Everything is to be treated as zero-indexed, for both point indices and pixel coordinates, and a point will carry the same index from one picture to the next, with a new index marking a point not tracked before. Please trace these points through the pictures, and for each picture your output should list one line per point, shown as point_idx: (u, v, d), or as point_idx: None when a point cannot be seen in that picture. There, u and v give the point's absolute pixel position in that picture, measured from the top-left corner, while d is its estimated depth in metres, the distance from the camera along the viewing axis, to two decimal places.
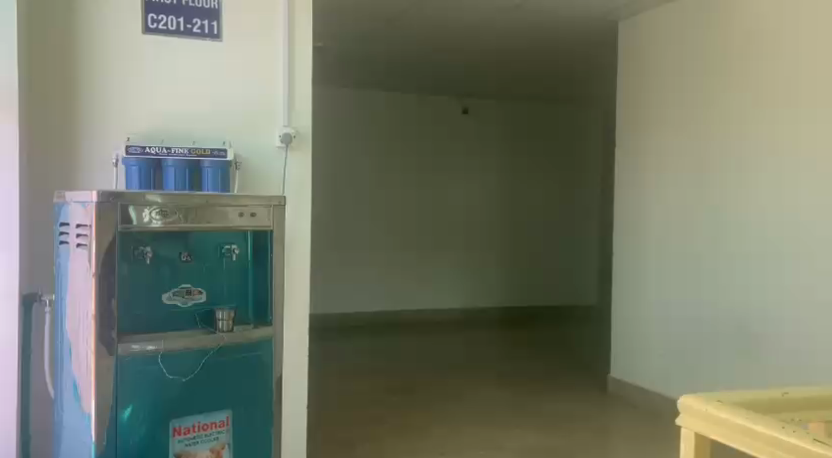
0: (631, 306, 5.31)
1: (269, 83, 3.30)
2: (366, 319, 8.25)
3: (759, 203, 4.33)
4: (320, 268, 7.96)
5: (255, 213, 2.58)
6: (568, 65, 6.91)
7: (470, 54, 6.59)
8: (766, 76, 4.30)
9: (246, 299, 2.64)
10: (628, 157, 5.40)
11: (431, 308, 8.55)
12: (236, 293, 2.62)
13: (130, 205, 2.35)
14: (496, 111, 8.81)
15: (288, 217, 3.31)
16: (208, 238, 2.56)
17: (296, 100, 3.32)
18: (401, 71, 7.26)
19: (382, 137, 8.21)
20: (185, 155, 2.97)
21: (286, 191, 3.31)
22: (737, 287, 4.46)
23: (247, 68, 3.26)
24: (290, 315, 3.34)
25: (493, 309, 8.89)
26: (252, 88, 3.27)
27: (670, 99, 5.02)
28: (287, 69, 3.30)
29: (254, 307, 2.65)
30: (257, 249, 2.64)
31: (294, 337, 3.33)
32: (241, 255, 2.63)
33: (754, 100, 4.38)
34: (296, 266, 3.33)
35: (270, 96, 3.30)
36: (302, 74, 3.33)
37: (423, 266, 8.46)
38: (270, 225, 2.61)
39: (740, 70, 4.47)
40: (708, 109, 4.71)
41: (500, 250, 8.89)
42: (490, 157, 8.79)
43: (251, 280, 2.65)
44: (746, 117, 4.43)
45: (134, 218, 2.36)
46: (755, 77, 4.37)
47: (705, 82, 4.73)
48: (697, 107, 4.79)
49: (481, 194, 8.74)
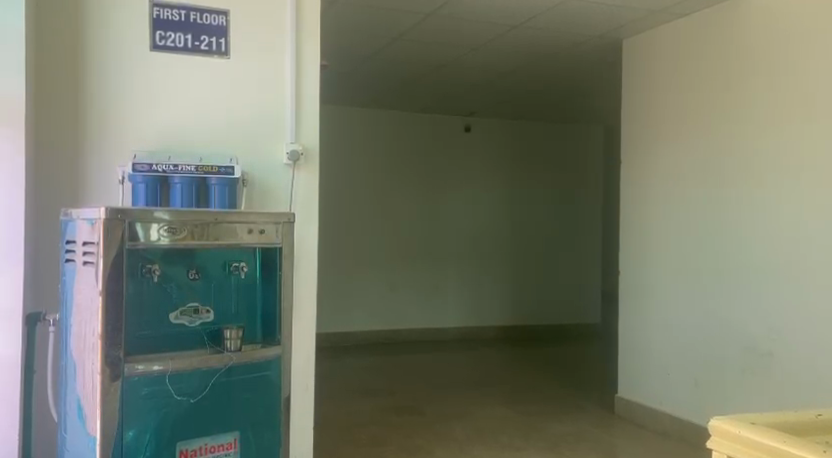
0: (636, 325, 5.26)
1: (276, 99, 3.27)
2: (369, 339, 8.18)
3: (765, 220, 4.29)
4: (322, 287, 7.90)
5: (264, 230, 2.54)
6: (572, 82, 6.91)
7: (473, 71, 6.58)
8: (773, 93, 4.29)
9: (254, 317, 2.60)
10: (633, 174, 5.38)
11: (434, 327, 8.48)
12: (244, 311, 2.58)
13: (137, 222, 2.31)
14: (498, 129, 8.81)
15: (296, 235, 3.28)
16: (216, 255, 2.53)
17: (303, 115, 3.30)
18: (405, 89, 7.25)
19: (385, 155, 8.19)
20: (192, 172, 2.93)
21: (294, 207, 3.28)
22: (744, 304, 4.42)
23: (253, 84, 3.24)
24: (296, 336, 3.29)
25: (496, 328, 8.83)
26: (259, 104, 3.25)
27: (675, 116, 5.00)
28: (293, 85, 3.27)
29: (261, 325, 2.61)
30: (265, 268, 2.60)
31: (301, 357, 3.29)
32: (249, 273, 2.59)
33: (760, 117, 4.36)
34: (304, 283, 3.30)
35: (277, 113, 3.27)
36: (309, 88, 3.31)
37: (427, 284, 8.41)
38: (278, 242, 2.57)
39: (746, 88, 4.46)
40: (713, 126, 4.69)
41: (503, 268, 8.84)
42: (493, 175, 8.77)
43: (259, 298, 2.61)
44: (752, 134, 4.41)
45: (142, 236, 2.32)
46: (761, 94, 4.36)
47: (711, 99, 4.72)
48: (702, 124, 4.77)
49: (483, 212, 8.71)
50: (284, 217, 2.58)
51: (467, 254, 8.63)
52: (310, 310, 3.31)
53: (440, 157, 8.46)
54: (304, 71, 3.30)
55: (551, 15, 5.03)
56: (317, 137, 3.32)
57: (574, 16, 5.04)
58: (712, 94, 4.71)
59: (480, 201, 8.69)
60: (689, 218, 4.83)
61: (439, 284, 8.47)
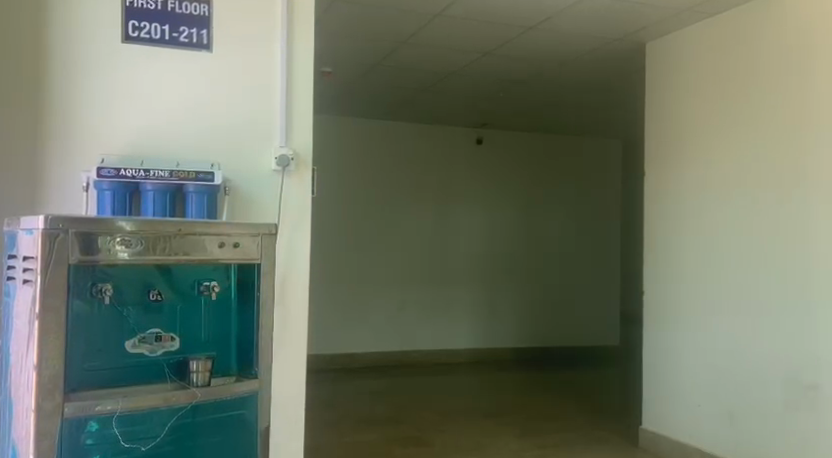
0: (663, 352, 4.94)
1: (265, 99, 2.94)
2: (376, 362, 7.80)
3: (805, 242, 4.02)
4: (327, 307, 7.56)
5: (239, 243, 2.22)
6: (590, 92, 6.57)
7: (485, 80, 6.26)
8: (810, 104, 4.02)
9: (227, 345, 2.29)
10: (661, 187, 5.04)
11: (444, 349, 8.10)
12: (215, 338, 2.27)
13: (90, 234, 1.99)
14: (512, 142, 8.47)
15: (281, 252, 2.94)
16: (185, 273, 2.20)
17: (295, 115, 2.97)
18: (414, 99, 6.93)
19: (392, 168, 7.87)
20: (166, 178, 2.59)
21: (282, 217, 2.95)
22: (784, 333, 4.11)
23: (242, 82, 2.91)
24: (284, 367, 2.94)
25: (509, 350, 8.44)
26: (247, 102, 2.92)
27: (702, 128, 4.71)
28: (285, 83, 2.96)
29: (236, 354, 2.30)
30: (240, 286, 2.30)
31: (290, 389, 2.94)
32: (221, 293, 2.27)
33: (796, 131, 4.09)
34: (294, 306, 2.96)
35: (268, 115, 2.95)
36: (301, 85, 2.99)
37: (437, 303, 8.06)
38: (257, 258, 2.26)
39: (779, 100, 4.20)
40: (744, 139, 4.41)
41: (517, 287, 8.48)
42: (507, 191, 8.42)
43: (233, 322, 2.30)
44: (787, 148, 4.14)
45: (98, 249, 2.01)
46: (797, 104, 4.09)
47: (740, 111, 4.44)
48: (733, 136, 4.49)
49: (498, 228, 8.36)
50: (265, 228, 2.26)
51: (479, 272, 8.26)
52: (300, 337, 2.97)
53: (451, 171, 8.14)
54: (294, 66, 2.98)
55: (569, 16, 4.69)
56: (310, 142, 3.00)
57: (593, 17, 4.69)
58: (743, 104, 4.42)
59: (494, 218, 8.35)
60: (721, 238, 4.53)
61: (450, 304, 8.11)
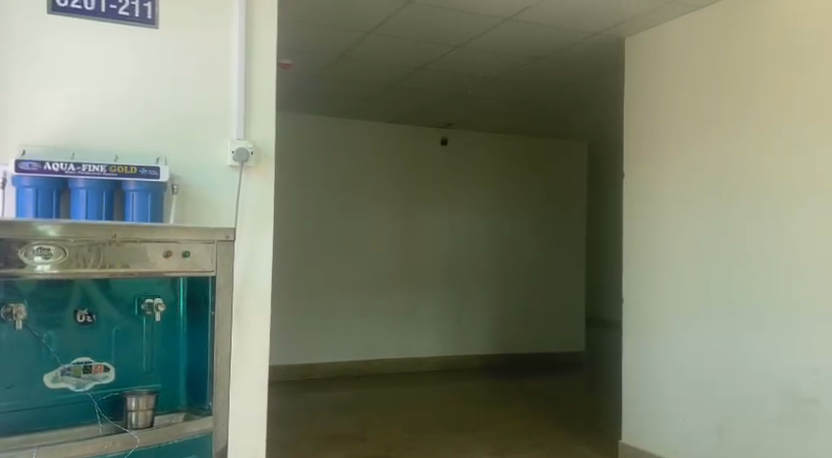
0: (646, 365, 4.66)
1: (218, 87, 2.67)
2: (338, 372, 7.41)
3: (801, 248, 3.80)
4: (285, 315, 7.15)
5: (187, 253, 2.23)
6: (563, 90, 6.31)
7: (454, 76, 5.92)
8: (801, 104, 3.83)
9: (168, 376, 2.38)
10: (642, 189, 4.76)
11: (409, 358, 7.76)
12: (155, 368, 2.36)
13: (16, 246, 1.98)
14: (479, 142, 8.18)
15: (237, 258, 2.70)
16: (122, 298, 2.29)
17: (254, 106, 2.72)
18: (379, 96, 6.58)
19: (355, 169, 7.50)
20: (101, 174, 2.23)
21: (240, 219, 2.70)
22: (779, 343, 3.88)
23: (192, 65, 2.64)
24: (241, 388, 2.71)
25: (476, 358, 8.12)
26: (196, 88, 2.64)
27: (684, 129, 4.48)
28: (243, 70, 2.69)
29: (184, 387, 2.41)
30: (186, 312, 2.39)
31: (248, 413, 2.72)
32: (161, 319, 2.35)
33: (786, 133, 3.90)
34: (251, 319, 2.72)
35: (224, 104, 2.68)
36: (262, 75, 2.73)
37: (402, 310, 7.71)
38: (210, 270, 2.29)
39: (766, 100, 4.00)
40: (729, 141, 4.20)
41: (484, 293, 8.18)
42: (473, 193, 8.12)
43: (175, 351, 2.39)
44: (775, 151, 3.95)
45: (22, 261, 1.99)
46: (786, 105, 3.90)
47: (726, 110, 4.22)
48: (718, 138, 4.27)
49: (463, 233, 8.06)
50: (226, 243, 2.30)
51: (445, 277, 7.95)
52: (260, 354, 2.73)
53: (416, 173, 7.80)
54: (254, 53, 2.73)
55: (547, 8, 4.41)
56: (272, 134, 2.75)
57: (572, 9, 4.42)
58: (728, 105, 4.21)
59: (460, 221, 8.04)
60: (709, 244, 4.28)
61: (415, 311, 7.78)
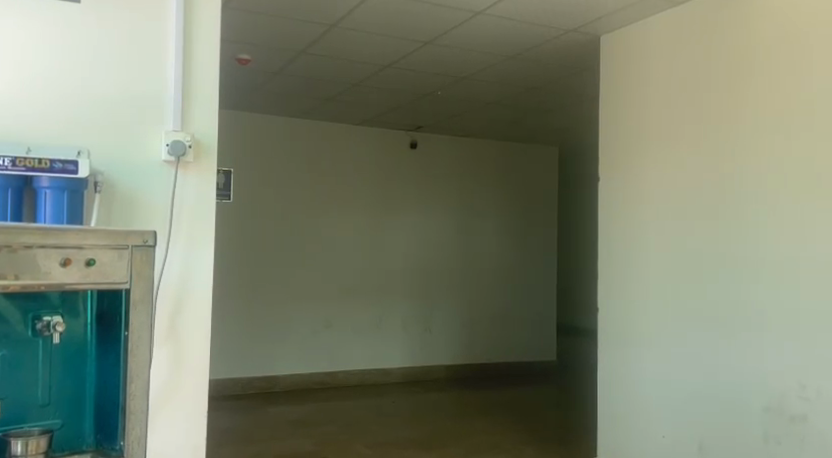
0: (625, 377, 4.41)
1: (151, 68, 2.57)
2: (300, 384, 7.09)
3: (789, 255, 3.58)
4: (245, 325, 6.83)
5: (93, 260, 2.03)
6: (536, 92, 6.08)
7: (422, 75, 5.67)
8: (787, 103, 3.62)
9: (69, 406, 2.26)
10: (620, 192, 4.54)
11: (375, 369, 7.46)
12: (54, 398, 2.24)
13: None
14: (449, 146, 7.93)
15: (177, 256, 2.61)
16: (14, 321, 2.15)
17: (194, 97, 2.62)
18: (345, 96, 6.30)
19: (320, 172, 7.21)
20: (12, 166, 2.24)
21: (174, 222, 2.59)
22: (765, 356, 3.65)
23: (125, 52, 2.53)
24: (181, 387, 2.62)
25: (444, 368, 7.86)
26: (127, 73, 2.54)
27: (663, 129, 4.26)
28: (180, 53, 2.59)
29: (88, 417, 2.28)
30: (88, 333, 2.27)
31: (191, 412, 2.64)
32: (60, 341, 2.23)
33: (770, 133, 3.68)
34: (190, 325, 2.64)
35: (157, 88, 2.57)
36: (203, 67, 2.64)
37: (368, 319, 7.42)
38: (125, 282, 2.08)
39: (750, 99, 3.78)
40: (711, 141, 3.97)
41: (453, 302, 7.93)
42: (442, 198, 7.87)
43: (77, 377, 2.27)
44: (760, 151, 3.73)
45: None
46: (771, 103, 3.69)
47: (707, 109, 4.00)
48: (698, 138, 4.04)
49: (432, 239, 7.80)
50: (135, 247, 2.09)
51: (413, 284, 7.68)
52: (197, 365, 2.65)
53: (383, 177, 7.53)
54: (194, 40, 2.62)
55: (518, 2, 4.17)
56: (213, 125, 2.64)
57: (545, 4, 4.18)
58: (709, 103, 3.99)
59: (428, 227, 7.78)
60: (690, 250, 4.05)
61: (381, 320, 7.50)
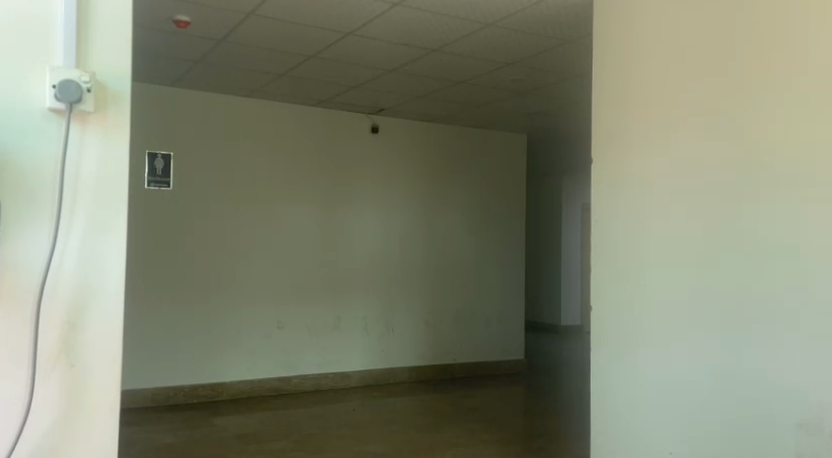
0: (619, 387, 3.86)
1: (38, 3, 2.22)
2: (252, 391, 6.43)
3: (812, 245, 3.07)
4: (189, 326, 6.16)
5: None
6: (515, 68, 5.53)
7: (386, 46, 5.06)
8: (797, 74, 3.13)
9: None
10: (615, 169, 3.93)
11: (334, 372, 6.84)
12: None
13: None
14: (412, 131, 7.34)
15: (79, 232, 2.24)
16: None
17: (96, 38, 2.28)
18: (301, 71, 5.66)
19: (274, 157, 6.57)
20: None
21: (67, 186, 2.23)
22: (787, 362, 3.14)
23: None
24: (84, 391, 2.27)
25: (409, 370, 7.27)
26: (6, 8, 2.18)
27: (651, 108, 3.73)
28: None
29: None
30: None
31: (94, 423, 2.27)
32: None
33: (779, 109, 3.19)
34: (90, 319, 2.27)
35: (42, 29, 2.22)
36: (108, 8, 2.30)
37: (326, 319, 6.81)
38: None
39: (752, 71, 3.29)
40: (708, 120, 3.46)
41: (418, 297, 7.35)
42: (405, 186, 7.28)
43: None
44: (766, 129, 3.23)
45: None
46: (777, 75, 3.19)
47: (703, 83, 3.49)
48: (694, 118, 3.53)
49: (395, 230, 7.21)
50: None
51: (375, 279, 7.08)
52: (98, 379, 2.28)
53: (342, 163, 6.92)
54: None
55: None
56: (115, 66, 2.30)
57: None
58: (705, 77, 3.48)
59: (390, 217, 7.18)
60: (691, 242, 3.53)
61: (341, 319, 6.89)
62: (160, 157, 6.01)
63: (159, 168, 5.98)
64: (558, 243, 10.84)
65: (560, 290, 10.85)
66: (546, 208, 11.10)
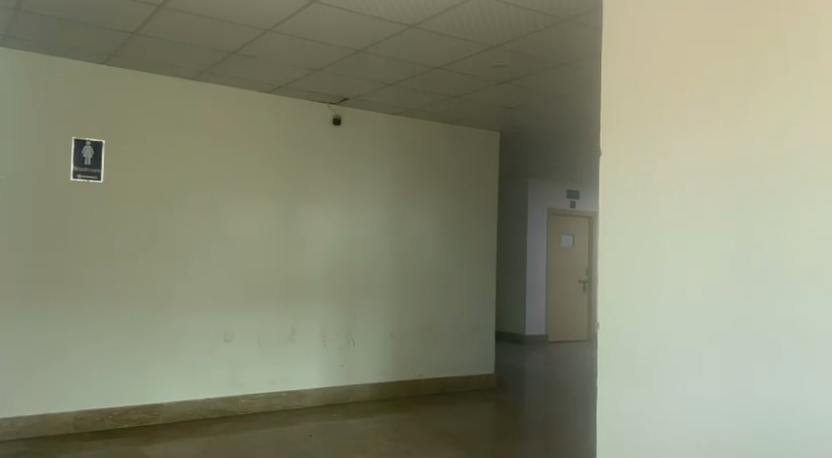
0: (625, 422, 3.28)
1: None
2: (191, 414, 5.64)
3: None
4: (117, 338, 5.39)
5: None
6: (497, 52, 4.89)
7: (353, 19, 4.39)
8: (780, 61, 2.81)
9: None
10: (623, 180, 3.34)
11: (287, 391, 6.08)
12: None
13: None
14: (377, 124, 6.66)
15: None
16: None
17: None
18: (253, 49, 4.94)
19: (221, 149, 5.84)
20: None
21: None
22: (789, 380, 2.76)
23: None
24: None
25: (370, 387, 6.54)
26: None
27: (629, 119, 3.32)
28: None
29: None
30: None
31: None
32: None
33: (762, 101, 2.86)
34: None
35: None
36: None
37: (279, 330, 6.07)
38: None
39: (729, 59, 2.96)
40: (724, 132, 2.97)
41: (380, 307, 6.64)
42: (367, 184, 6.58)
43: None
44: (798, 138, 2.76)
45: None
46: (756, 72, 2.88)
47: (675, 84, 3.14)
48: (668, 119, 3.17)
49: (356, 232, 6.50)
50: None
51: (332, 286, 6.36)
52: None
53: (298, 157, 6.20)
54: None
55: None
56: None
57: None
58: (677, 78, 3.13)
59: (350, 218, 6.48)
60: (670, 247, 3.15)
61: (295, 330, 6.15)
62: (89, 143, 5.31)
63: (88, 158, 5.31)
64: (526, 250, 10.28)
65: (526, 298, 10.27)
66: (515, 212, 10.52)
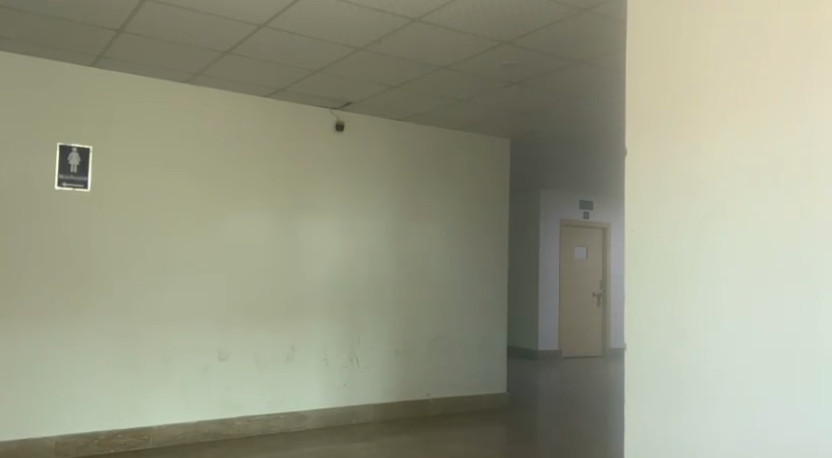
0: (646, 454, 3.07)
1: None
2: (184, 437, 5.30)
3: None
4: (104, 357, 5.06)
5: None
6: (508, 49, 4.56)
7: (351, 15, 4.08)
8: (800, 82, 2.64)
9: None
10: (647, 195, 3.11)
11: (285, 413, 5.72)
12: None
13: None
14: (381, 130, 6.33)
15: None
16: None
17: None
18: (247, 48, 4.63)
19: (216, 156, 5.52)
20: None
21: None
22: (805, 419, 2.59)
23: None
24: None
25: (375, 407, 6.17)
26: None
27: (652, 134, 3.11)
28: None
29: None
30: None
31: None
32: None
33: (779, 126, 2.69)
34: None
35: None
36: None
37: (277, 348, 5.73)
38: None
39: (757, 76, 2.76)
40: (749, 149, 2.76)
41: (384, 323, 6.29)
42: (370, 193, 6.25)
43: None
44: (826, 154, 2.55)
45: None
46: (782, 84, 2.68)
47: (699, 97, 2.94)
48: (691, 133, 2.96)
49: (359, 244, 6.17)
50: None
51: (334, 301, 6.02)
52: None
53: (297, 165, 5.88)
54: None
55: None
56: None
57: None
58: (701, 90, 2.94)
59: (353, 229, 6.14)
60: (685, 272, 2.96)
61: (295, 349, 5.81)
62: (76, 150, 5.02)
63: (74, 165, 5.01)
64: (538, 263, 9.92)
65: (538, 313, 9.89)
66: (527, 223, 10.16)
